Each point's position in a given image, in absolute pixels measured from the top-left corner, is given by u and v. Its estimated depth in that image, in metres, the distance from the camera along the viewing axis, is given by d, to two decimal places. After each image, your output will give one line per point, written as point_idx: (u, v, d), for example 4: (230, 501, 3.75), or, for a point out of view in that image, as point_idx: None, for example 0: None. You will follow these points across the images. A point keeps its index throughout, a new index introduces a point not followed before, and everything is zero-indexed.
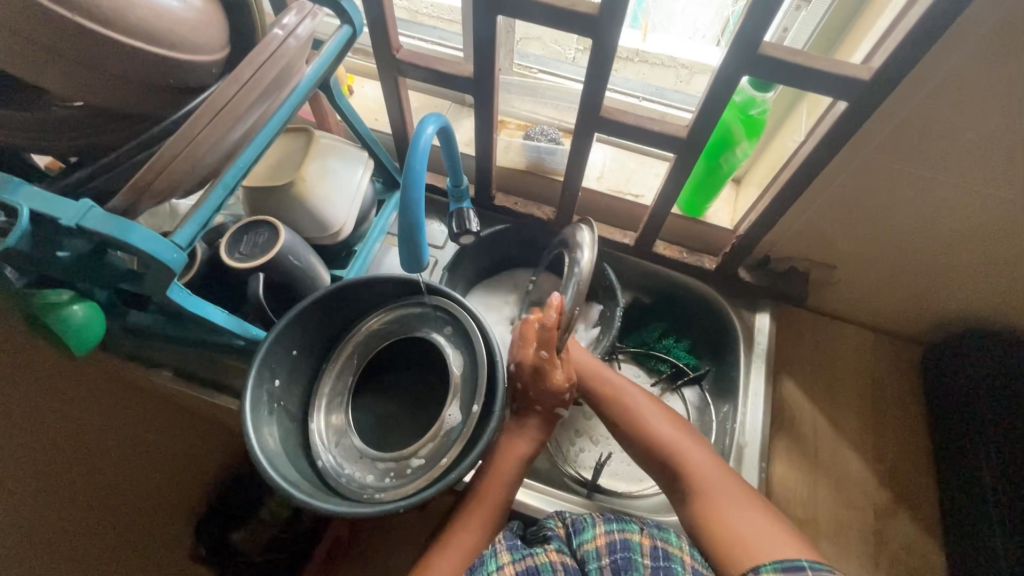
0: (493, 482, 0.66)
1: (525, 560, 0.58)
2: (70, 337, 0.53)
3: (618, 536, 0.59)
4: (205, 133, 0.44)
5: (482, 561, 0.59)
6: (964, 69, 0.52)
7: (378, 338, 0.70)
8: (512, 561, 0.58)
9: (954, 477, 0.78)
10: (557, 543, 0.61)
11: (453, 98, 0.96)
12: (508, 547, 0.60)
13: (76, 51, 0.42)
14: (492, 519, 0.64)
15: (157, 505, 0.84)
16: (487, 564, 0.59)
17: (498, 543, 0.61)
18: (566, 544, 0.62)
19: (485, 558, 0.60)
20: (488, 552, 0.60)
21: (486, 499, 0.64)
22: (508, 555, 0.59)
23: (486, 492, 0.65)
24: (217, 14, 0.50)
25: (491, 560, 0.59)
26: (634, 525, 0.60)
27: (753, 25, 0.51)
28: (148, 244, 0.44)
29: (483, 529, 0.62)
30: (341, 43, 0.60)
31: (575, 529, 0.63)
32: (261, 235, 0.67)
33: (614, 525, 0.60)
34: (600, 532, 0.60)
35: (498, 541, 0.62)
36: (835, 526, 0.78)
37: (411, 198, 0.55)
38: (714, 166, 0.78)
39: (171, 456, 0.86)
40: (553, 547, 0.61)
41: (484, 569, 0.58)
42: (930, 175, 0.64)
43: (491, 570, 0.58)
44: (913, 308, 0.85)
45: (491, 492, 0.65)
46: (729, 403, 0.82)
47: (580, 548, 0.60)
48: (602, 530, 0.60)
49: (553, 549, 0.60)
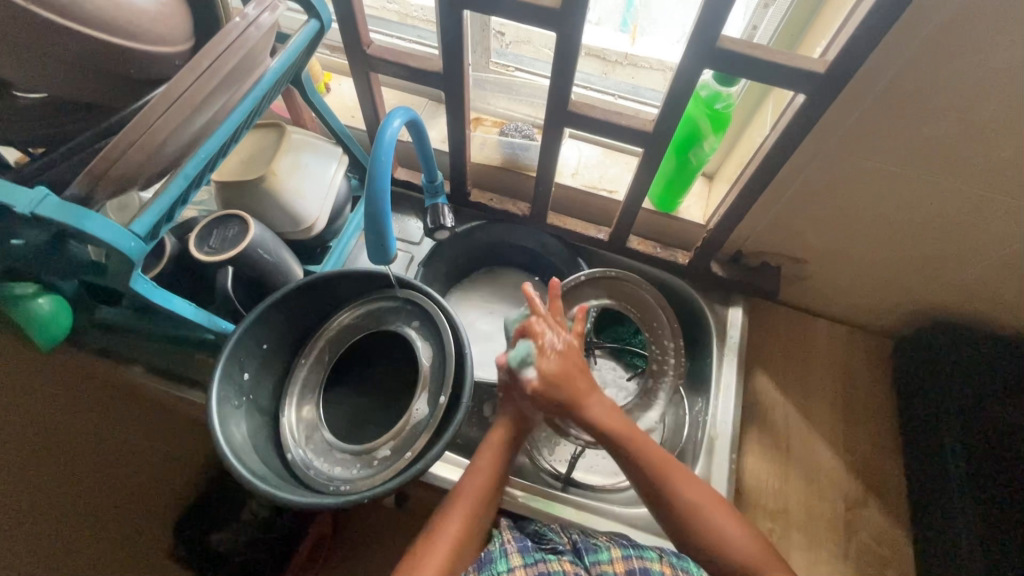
0: (477, 471, 0.63)
1: (537, 565, 0.60)
2: (37, 330, 0.54)
3: (637, 563, 0.60)
4: (161, 122, 0.44)
5: (489, 560, 0.61)
6: (917, 63, 0.54)
7: (349, 332, 0.70)
8: (523, 565, 0.60)
9: (920, 466, 0.80)
10: (570, 556, 0.62)
11: (431, 95, 0.97)
12: (519, 549, 0.62)
13: (31, 41, 0.42)
14: (478, 508, 0.61)
15: (124, 512, 0.82)
16: (497, 564, 0.60)
17: (508, 543, 0.62)
18: (578, 558, 0.62)
19: (494, 556, 0.61)
20: (495, 552, 0.61)
21: (471, 489, 0.61)
22: (519, 557, 0.60)
23: (471, 482, 0.62)
24: (180, 5, 0.50)
25: (500, 561, 0.60)
26: (654, 554, 0.62)
27: (709, 18, 0.52)
28: (105, 232, 0.45)
29: (472, 521, 0.60)
30: (308, 37, 0.60)
31: (587, 546, 0.63)
32: (231, 228, 0.67)
33: (635, 552, 0.61)
34: (617, 557, 0.61)
35: (509, 541, 0.63)
36: (805, 516, 0.79)
37: (376, 190, 0.56)
38: (684, 161, 0.79)
39: (147, 463, 0.85)
40: (566, 559, 0.62)
41: (495, 570, 0.60)
42: (890, 168, 0.65)
43: (501, 571, 0.59)
44: (882, 301, 0.86)
45: (478, 482, 0.62)
46: (702, 397, 0.83)
47: (594, 566, 0.61)
48: (620, 555, 0.61)
49: (566, 559, 0.62)
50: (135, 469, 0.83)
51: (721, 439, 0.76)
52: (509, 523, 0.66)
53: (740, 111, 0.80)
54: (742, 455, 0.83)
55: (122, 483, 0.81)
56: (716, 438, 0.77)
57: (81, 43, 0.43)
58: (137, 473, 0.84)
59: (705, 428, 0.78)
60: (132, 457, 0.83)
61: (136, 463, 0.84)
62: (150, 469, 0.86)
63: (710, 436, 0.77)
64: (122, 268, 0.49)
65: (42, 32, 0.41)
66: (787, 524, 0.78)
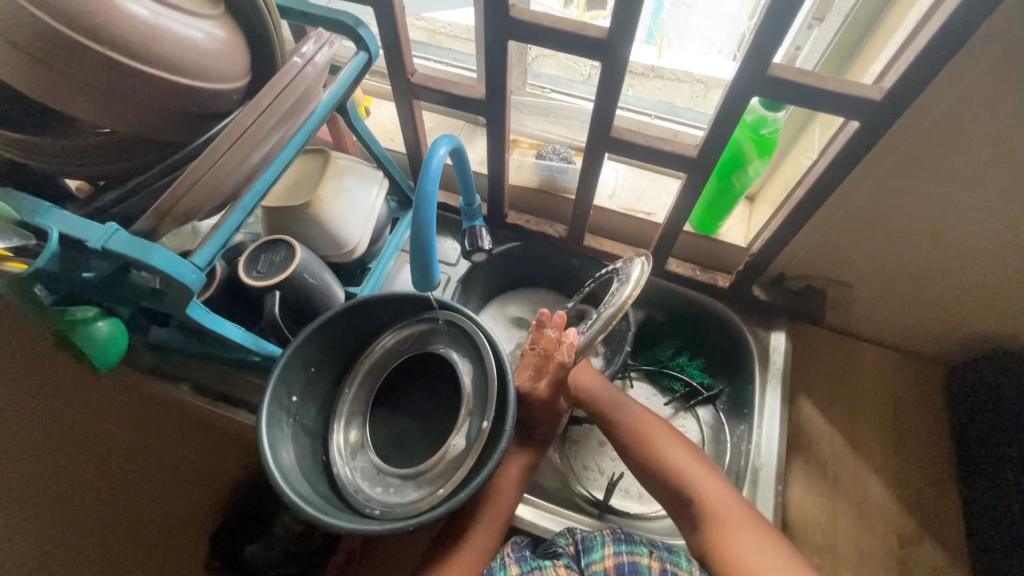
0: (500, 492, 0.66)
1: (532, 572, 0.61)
2: (98, 353, 0.55)
3: (626, 558, 0.62)
4: (224, 158, 0.46)
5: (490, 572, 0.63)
6: (982, 86, 0.52)
7: (392, 355, 0.70)
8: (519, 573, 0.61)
9: (983, 506, 0.75)
10: (566, 559, 0.63)
11: (467, 118, 0.98)
12: (517, 560, 0.64)
13: (109, 83, 0.44)
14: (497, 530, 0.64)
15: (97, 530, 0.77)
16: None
17: (507, 556, 0.64)
18: (575, 561, 0.63)
19: (494, 569, 0.63)
20: (496, 566, 0.63)
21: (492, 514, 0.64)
22: (516, 567, 0.62)
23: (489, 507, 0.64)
24: (241, 45, 0.52)
25: (498, 571, 0.62)
26: (642, 549, 0.63)
27: (762, 45, 0.51)
28: (169, 265, 0.46)
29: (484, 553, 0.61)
30: (357, 69, 0.62)
31: (584, 545, 0.64)
32: (278, 254, 0.69)
33: (622, 547, 0.63)
34: (608, 554, 0.62)
35: (507, 553, 0.65)
36: (856, 553, 0.75)
37: (422, 220, 0.56)
38: (725, 185, 0.78)
39: (164, 500, 0.84)
40: (562, 563, 0.63)
41: None
42: (947, 193, 0.63)
43: None
44: (933, 329, 0.83)
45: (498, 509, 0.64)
46: (744, 424, 0.81)
47: (588, 566, 0.62)
48: (611, 551, 0.62)
49: (561, 564, 0.62)
50: (148, 495, 0.82)
51: (765, 470, 0.74)
52: (512, 538, 0.68)
53: (783, 134, 0.78)
54: (787, 486, 0.80)
55: (129, 497, 0.81)
56: (760, 469, 0.74)
57: (152, 83, 0.45)
58: (144, 500, 0.82)
59: (749, 458, 0.76)
60: (156, 485, 0.83)
61: (156, 489, 0.83)
62: (161, 509, 0.83)
63: (754, 466, 0.75)
64: (180, 298, 0.51)
65: (117, 74, 0.43)
66: (836, 560, 0.75)
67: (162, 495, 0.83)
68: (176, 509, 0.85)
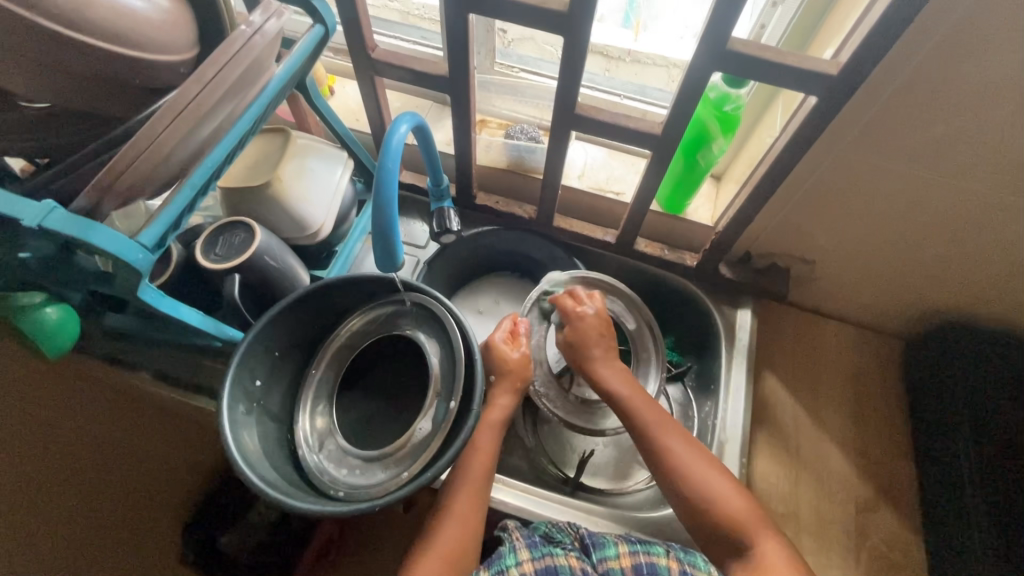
0: (476, 452, 0.66)
1: (544, 559, 0.59)
2: (47, 341, 0.52)
3: (643, 558, 0.59)
4: (167, 132, 0.44)
5: (499, 555, 0.59)
6: (933, 61, 0.52)
7: (359, 337, 0.70)
8: (531, 559, 0.58)
9: (934, 471, 0.78)
10: (576, 551, 0.61)
11: (435, 98, 0.97)
12: (527, 544, 0.60)
13: (37, 51, 0.41)
14: (472, 497, 0.63)
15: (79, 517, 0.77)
16: (506, 559, 0.59)
17: (517, 540, 0.61)
18: (585, 555, 0.61)
19: (503, 553, 0.59)
20: (504, 549, 0.60)
21: (471, 479, 0.64)
22: (526, 552, 0.59)
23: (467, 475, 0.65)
24: (185, 15, 0.50)
25: (508, 555, 0.59)
26: (660, 548, 0.60)
27: (720, 19, 0.51)
28: (112, 244, 0.45)
29: (469, 530, 0.61)
30: (312, 43, 0.60)
31: (594, 541, 0.62)
32: (237, 235, 0.67)
33: (639, 548, 0.60)
34: (624, 552, 0.59)
35: (516, 537, 0.62)
36: (816, 522, 0.78)
37: (384, 197, 0.55)
38: (692, 164, 0.78)
39: (135, 488, 0.82)
40: (573, 553, 0.60)
41: (502, 563, 0.58)
42: (901, 168, 0.64)
43: (509, 564, 0.58)
44: (890, 304, 0.85)
45: (476, 476, 0.65)
46: (710, 400, 0.83)
47: (601, 563, 0.59)
48: (626, 550, 0.60)
49: (572, 554, 0.60)
50: (119, 483, 0.80)
51: (730, 443, 0.76)
52: (516, 523, 0.64)
53: (748, 112, 0.79)
54: (751, 460, 0.82)
55: (102, 485, 0.79)
56: (725, 442, 0.76)
57: (86, 53, 0.43)
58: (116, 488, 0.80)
59: (715, 433, 0.77)
60: (128, 475, 0.81)
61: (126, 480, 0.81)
62: (134, 496, 0.81)
63: (720, 440, 0.76)
64: (129, 279, 0.49)
65: (47, 42, 0.41)
66: (798, 529, 0.77)
67: (121, 488, 0.81)
68: (147, 499, 0.83)
